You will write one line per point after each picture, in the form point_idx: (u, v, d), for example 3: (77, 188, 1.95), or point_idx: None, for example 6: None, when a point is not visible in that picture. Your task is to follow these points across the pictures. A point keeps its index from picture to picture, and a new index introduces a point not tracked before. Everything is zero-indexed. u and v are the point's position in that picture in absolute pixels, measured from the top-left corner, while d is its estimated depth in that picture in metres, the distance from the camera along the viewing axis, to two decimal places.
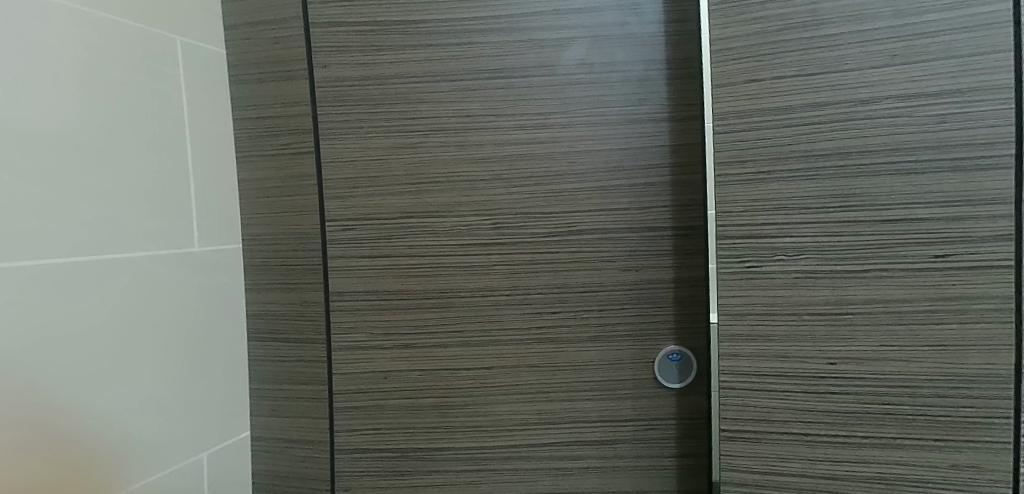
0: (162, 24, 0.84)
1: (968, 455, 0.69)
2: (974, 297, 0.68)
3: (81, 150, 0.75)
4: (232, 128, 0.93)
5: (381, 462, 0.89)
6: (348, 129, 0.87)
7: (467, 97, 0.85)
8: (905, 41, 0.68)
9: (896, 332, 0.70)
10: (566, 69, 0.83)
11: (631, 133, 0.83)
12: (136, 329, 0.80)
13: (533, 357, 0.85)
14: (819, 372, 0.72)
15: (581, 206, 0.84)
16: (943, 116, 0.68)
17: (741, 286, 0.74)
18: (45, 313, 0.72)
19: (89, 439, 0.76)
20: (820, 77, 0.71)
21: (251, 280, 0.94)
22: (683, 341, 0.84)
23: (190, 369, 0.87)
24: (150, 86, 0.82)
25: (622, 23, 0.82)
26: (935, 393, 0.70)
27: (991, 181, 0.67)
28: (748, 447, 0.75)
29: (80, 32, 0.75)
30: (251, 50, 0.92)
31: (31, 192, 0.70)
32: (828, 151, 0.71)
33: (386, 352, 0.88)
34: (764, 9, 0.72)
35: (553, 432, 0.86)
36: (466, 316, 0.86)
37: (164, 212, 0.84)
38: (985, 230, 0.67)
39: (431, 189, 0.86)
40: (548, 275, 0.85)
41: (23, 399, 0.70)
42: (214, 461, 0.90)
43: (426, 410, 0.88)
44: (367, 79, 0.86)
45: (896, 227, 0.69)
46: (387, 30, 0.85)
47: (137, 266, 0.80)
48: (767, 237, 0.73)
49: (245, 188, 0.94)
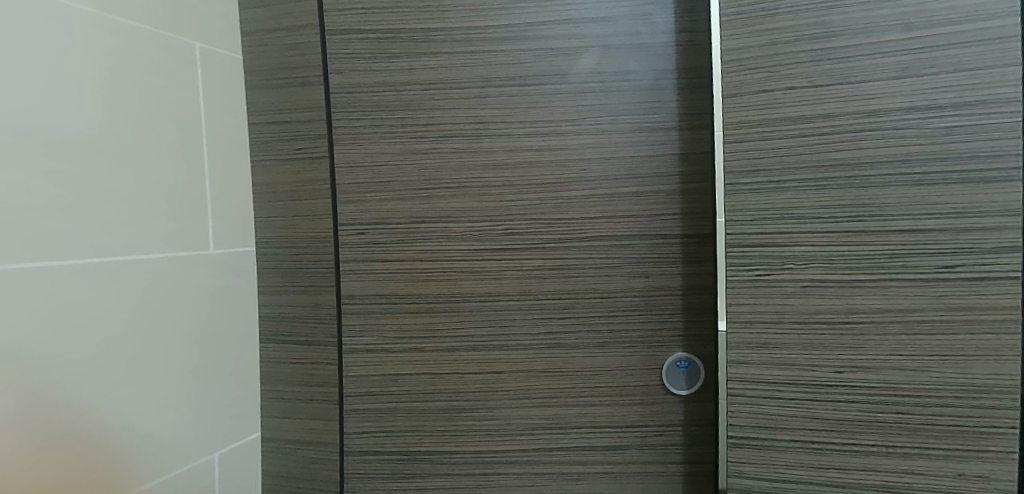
0: (183, 27, 0.85)
1: (974, 465, 0.70)
2: (982, 308, 0.69)
3: (104, 154, 0.76)
4: (246, 131, 0.94)
5: (392, 465, 0.90)
6: (362, 135, 0.87)
7: (480, 103, 0.85)
8: (915, 53, 0.69)
9: (903, 342, 0.71)
10: (577, 77, 0.84)
11: (642, 141, 0.83)
12: (154, 330, 0.81)
13: (543, 362, 0.86)
14: (827, 381, 0.73)
15: (591, 212, 0.84)
16: (953, 128, 0.68)
17: (751, 294, 0.75)
18: (63, 316, 0.72)
19: (107, 438, 0.77)
20: (830, 89, 0.71)
21: (264, 282, 0.95)
22: (691, 347, 0.84)
23: (204, 370, 0.88)
24: (170, 90, 0.83)
25: (633, 32, 0.83)
26: (942, 403, 0.70)
27: (999, 193, 0.68)
28: (755, 454, 0.76)
29: (103, 37, 0.76)
30: (269, 55, 0.92)
31: (54, 196, 0.71)
32: (838, 162, 0.71)
33: (397, 355, 0.89)
34: (775, 21, 0.72)
35: (562, 437, 0.87)
36: (477, 321, 0.87)
37: (181, 214, 0.84)
38: (994, 242, 0.68)
39: (443, 195, 0.86)
40: (558, 282, 0.85)
41: (41, 400, 0.71)
42: (225, 461, 0.91)
43: (436, 414, 0.89)
44: (381, 86, 0.87)
45: (905, 238, 0.70)
46: (402, 38, 0.86)
47: (153, 270, 0.81)
48: (777, 247, 0.73)
49: (258, 192, 0.94)
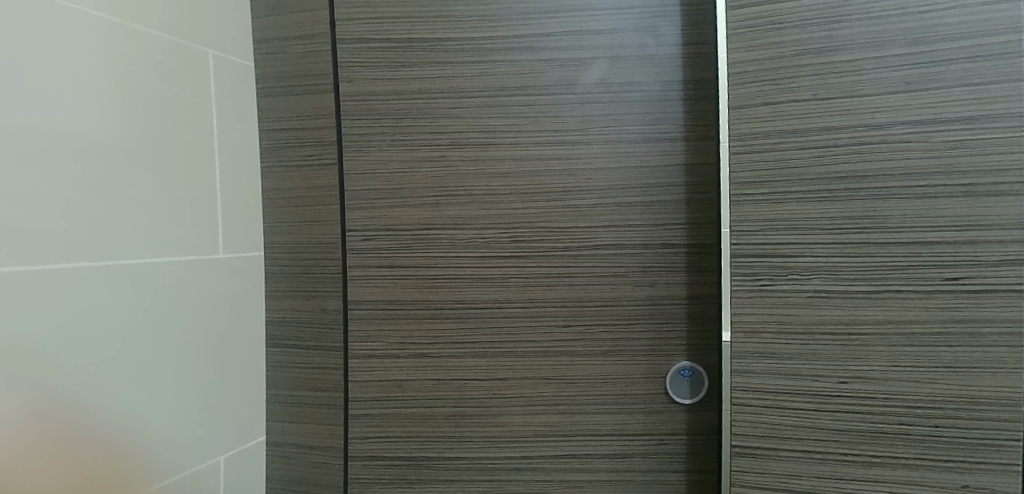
0: (197, 36, 0.86)
1: (979, 477, 0.70)
2: (986, 321, 0.69)
3: (120, 159, 0.77)
4: (256, 139, 0.95)
5: (394, 471, 0.90)
6: (371, 142, 0.89)
7: (489, 112, 0.86)
8: (920, 69, 0.70)
9: (907, 353, 0.71)
10: (585, 87, 0.85)
11: (648, 152, 0.84)
12: (162, 335, 0.82)
13: (547, 370, 0.87)
14: (830, 391, 0.73)
15: (596, 221, 0.85)
16: (957, 143, 0.69)
17: (754, 304, 0.75)
18: (78, 317, 0.73)
19: (117, 440, 0.77)
20: (835, 102, 0.72)
21: (271, 287, 0.95)
22: (696, 356, 0.85)
23: (211, 373, 0.88)
24: (184, 96, 0.84)
25: (641, 44, 0.84)
26: (946, 415, 0.71)
27: (1001, 207, 0.68)
28: (759, 463, 0.76)
29: (120, 44, 0.77)
30: (279, 64, 0.94)
31: (71, 200, 0.72)
32: (843, 175, 0.72)
33: (402, 361, 0.89)
34: (781, 34, 0.73)
35: (565, 445, 0.87)
36: (481, 327, 0.88)
37: (190, 218, 0.85)
38: (997, 256, 0.69)
39: (450, 202, 0.87)
40: (564, 290, 0.86)
41: (54, 400, 0.72)
42: (232, 465, 0.91)
43: (439, 419, 0.89)
44: (391, 94, 0.88)
45: (908, 250, 0.70)
46: (411, 47, 0.87)
47: (163, 274, 0.82)
48: (780, 257, 0.74)
49: (267, 199, 0.95)
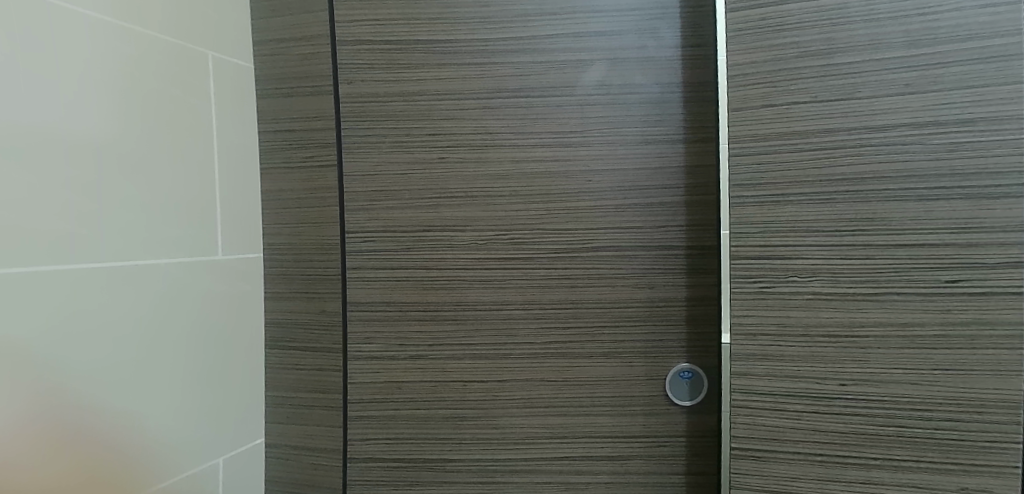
0: (197, 38, 0.86)
1: (979, 479, 0.70)
2: (986, 324, 0.69)
3: (120, 161, 0.77)
4: (255, 140, 0.95)
5: (393, 472, 0.90)
6: (371, 144, 0.88)
7: (488, 114, 0.86)
8: (919, 71, 0.70)
9: (907, 356, 0.71)
10: (584, 89, 0.85)
11: (648, 154, 0.84)
12: (161, 336, 0.82)
13: (547, 372, 0.87)
14: (830, 394, 0.73)
15: (596, 222, 0.85)
16: (957, 145, 0.69)
17: (754, 306, 0.75)
18: (77, 319, 0.73)
19: (115, 441, 0.77)
20: (835, 104, 0.72)
21: (271, 289, 0.95)
22: (695, 358, 0.85)
23: (210, 374, 0.88)
24: (183, 98, 0.84)
25: (640, 46, 0.84)
26: (946, 417, 0.71)
27: (1001, 210, 0.68)
28: (759, 466, 0.76)
29: (120, 46, 0.77)
30: (279, 65, 0.94)
31: (71, 201, 0.72)
32: (843, 177, 0.72)
33: (401, 363, 0.89)
34: (780, 36, 0.73)
35: (565, 447, 0.87)
36: (481, 329, 0.88)
37: (190, 219, 0.85)
38: (996, 258, 0.69)
39: (450, 204, 0.87)
40: (563, 292, 0.86)
41: (53, 402, 0.71)
42: (230, 466, 0.91)
43: (438, 421, 0.89)
44: (390, 95, 0.88)
45: (908, 253, 0.70)
46: (411, 49, 0.87)
47: (162, 276, 0.82)
48: (780, 259, 0.74)
49: (266, 200, 0.95)
